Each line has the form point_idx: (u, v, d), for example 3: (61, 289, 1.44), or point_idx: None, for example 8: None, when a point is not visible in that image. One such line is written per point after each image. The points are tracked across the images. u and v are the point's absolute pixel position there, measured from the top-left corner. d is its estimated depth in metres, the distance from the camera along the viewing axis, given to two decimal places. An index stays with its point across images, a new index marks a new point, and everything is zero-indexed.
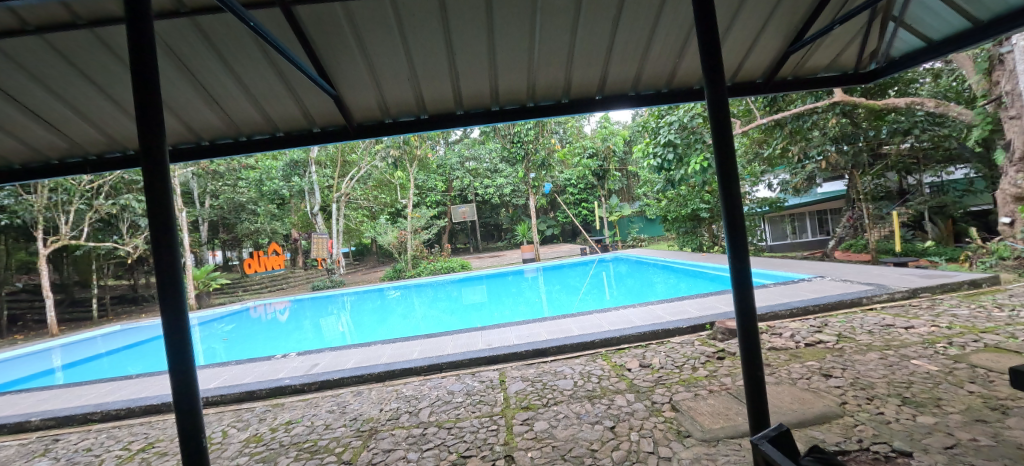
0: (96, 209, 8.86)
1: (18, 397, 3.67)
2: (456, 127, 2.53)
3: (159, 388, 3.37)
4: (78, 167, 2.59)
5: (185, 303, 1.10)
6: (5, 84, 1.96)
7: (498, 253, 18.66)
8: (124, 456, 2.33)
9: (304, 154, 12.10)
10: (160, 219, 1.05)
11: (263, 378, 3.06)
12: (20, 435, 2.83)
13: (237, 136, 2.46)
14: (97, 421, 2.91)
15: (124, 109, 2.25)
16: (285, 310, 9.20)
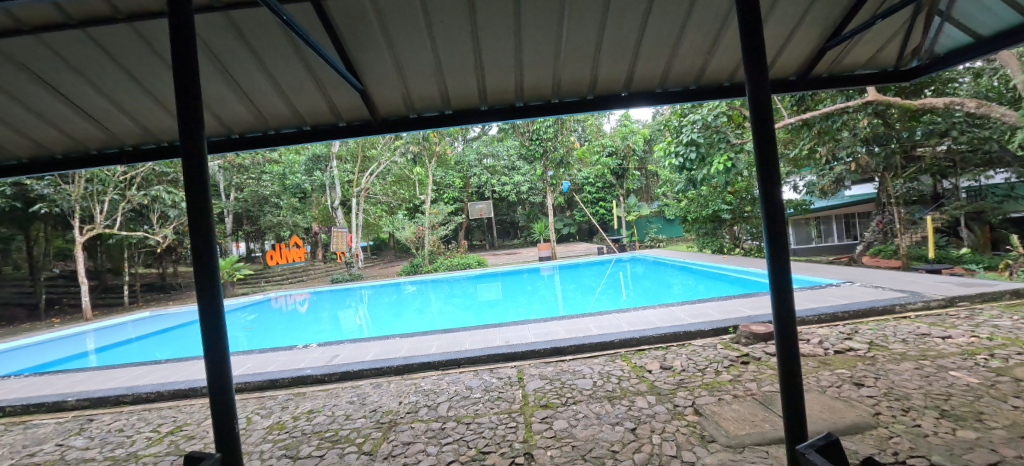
0: (129, 199, 9.19)
1: (55, 377, 3.83)
2: (478, 124, 2.52)
3: (187, 374, 3.47)
4: (115, 157, 2.66)
5: (220, 291, 1.12)
6: (48, 76, 2.03)
7: (515, 251, 18.77)
8: (155, 438, 2.41)
9: (326, 148, 12.37)
10: (200, 214, 1.08)
11: (284, 367, 3.12)
12: (58, 414, 2.96)
13: (265, 129, 2.51)
14: (129, 403, 3.02)
15: (161, 104, 2.32)
16: (304, 301, 9.44)
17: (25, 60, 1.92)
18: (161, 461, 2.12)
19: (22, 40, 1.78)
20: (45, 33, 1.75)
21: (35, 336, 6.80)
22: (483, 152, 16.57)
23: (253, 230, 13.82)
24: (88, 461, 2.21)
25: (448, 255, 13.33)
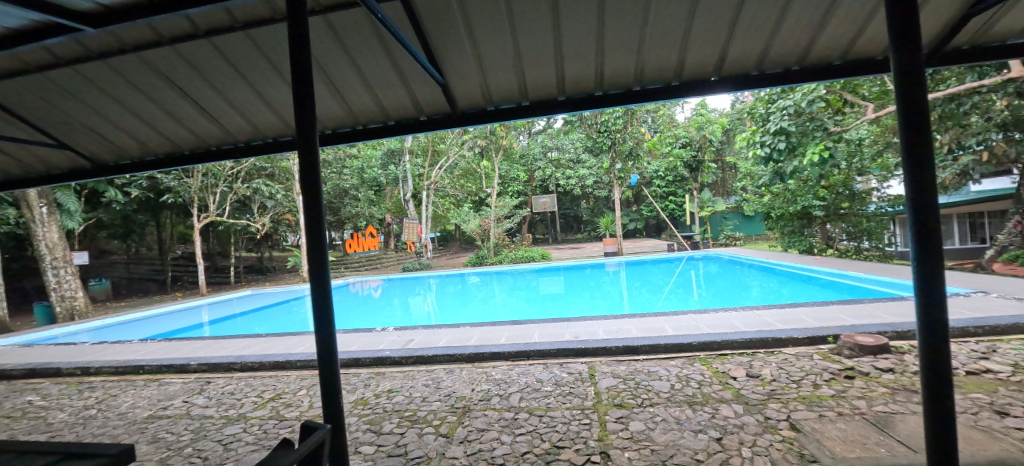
0: (235, 191, 10.46)
1: (181, 343, 4.49)
2: (554, 115, 2.48)
3: (282, 348, 3.87)
4: (229, 152, 3.00)
5: (328, 270, 1.23)
6: (182, 82, 2.38)
7: (578, 245, 18.54)
8: (260, 402, 2.72)
9: (399, 144, 13.12)
10: (312, 203, 1.18)
11: (366, 347, 3.36)
12: (184, 375, 3.45)
13: (354, 124, 2.68)
14: (237, 370, 3.44)
15: (268, 104, 2.58)
16: (378, 287, 10.14)
17: (164, 67, 2.26)
18: (266, 424, 2.39)
19: (163, 51, 2.11)
20: (181, 44, 2.06)
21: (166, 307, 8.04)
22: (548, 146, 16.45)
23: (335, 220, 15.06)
24: (210, 417, 2.56)
25: (513, 247, 13.50)
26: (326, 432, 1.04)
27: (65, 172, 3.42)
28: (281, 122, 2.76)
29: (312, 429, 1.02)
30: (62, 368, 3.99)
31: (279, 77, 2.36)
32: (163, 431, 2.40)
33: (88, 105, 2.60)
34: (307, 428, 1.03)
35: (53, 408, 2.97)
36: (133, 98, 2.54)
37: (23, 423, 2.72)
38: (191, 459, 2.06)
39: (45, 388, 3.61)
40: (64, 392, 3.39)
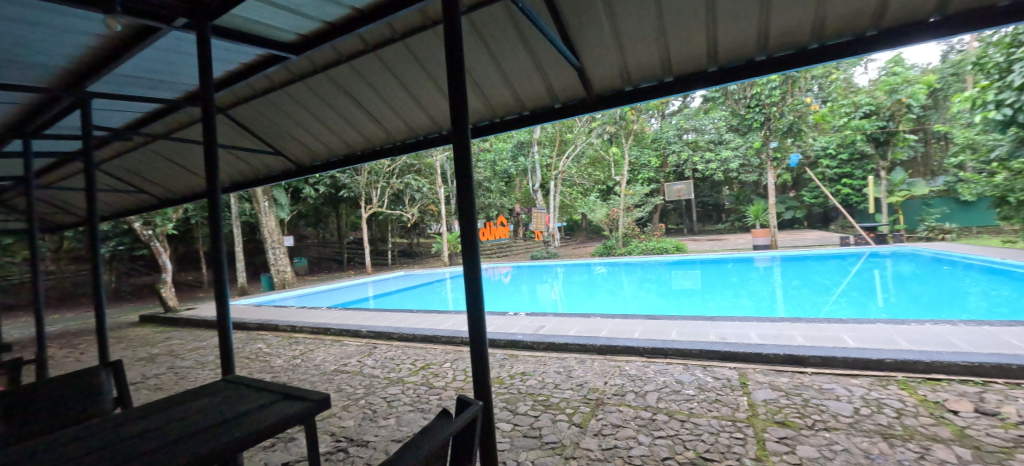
0: (392, 186, 12.40)
1: (357, 312, 5.59)
2: (702, 89, 2.24)
3: (429, 323, 4.47)
4: (390, 151, 3.56)
5: (478, 257, 1.35)
6: (359, 92, 2.99)
7: (720, 237, 16.72)
8: (415, 368, 3.23)
9: (529, 135, 13.88)
10: (464, 191, 1.30)
11: (503, 330, 3.63)
12: (359, 338, 4.29)
13: (493, 118, 2.86)
14: (396, 339, 4.11)
15: (419, 104, 3.00)
16: (509, 274, 10.79)
17: (344, 80, 2.89)
18: (420, 389, 2.80)
19: (345, 67, 2.70)
20: (356, 59, 2.61)
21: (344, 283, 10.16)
22: (684, 127, 15.15)
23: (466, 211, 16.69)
24: (377, 376, 3.12)
25: (644, 238, 12.94)
26: (479, 409, 1.04)
27: (278, 174, 4.53)
28: (430, 121, 3.18)
29: (467, 403, 1.05)
30: (277, 326, 5.32)
31: (428, 79, 2.76)
32: (344, 384, 3.01)
33: (295, 120, 3.46)
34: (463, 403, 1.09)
35: (272, 356, 4.01)
36: (321, 110, 3.29)
37: (257, 365, 3.73)
38: (363, 410, 2.55)
39: (269, 339, 4.88)
40: (279, 344, 4.51)
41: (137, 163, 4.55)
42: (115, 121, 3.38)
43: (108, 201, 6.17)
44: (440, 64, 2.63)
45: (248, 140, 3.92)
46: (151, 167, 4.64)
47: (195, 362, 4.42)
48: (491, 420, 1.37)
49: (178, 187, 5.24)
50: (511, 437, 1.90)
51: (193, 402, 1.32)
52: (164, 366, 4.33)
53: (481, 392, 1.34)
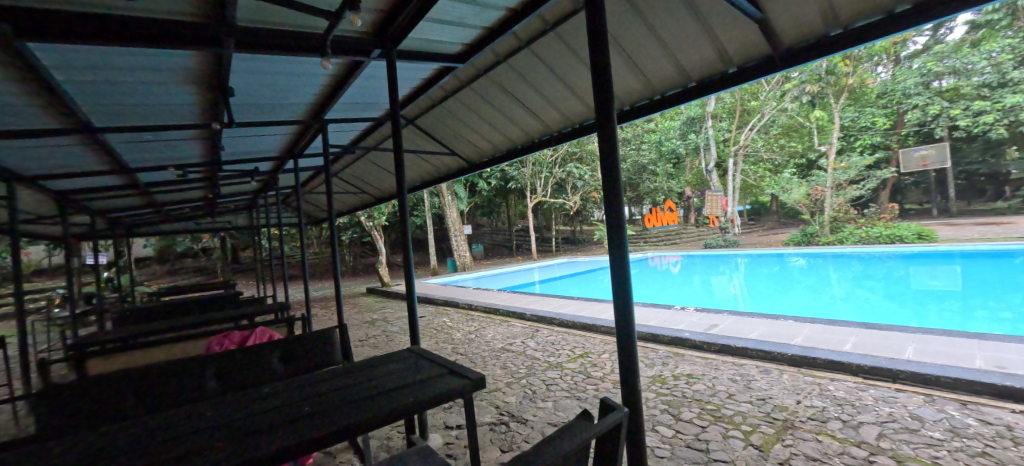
0: (553, 173, 17.12)
1: (531, 298, 7.12)
2: (969, 10, 1.54)
3: (585, 313, 5.50)
4: (548, 142, 3.87)
5: (625, 238, 1.39)
6: (519, 91, 3.26)
7: (997, 221, 12.40)
8: (572, 356, 4.01)
9: (701, 110, 16.87)
10: (611, 187, 1.36)
11: (673, 335, 4.26)
12: (525, 320, 5.71)
13: (652, 95, 2.77)
14: (557, 323, 5.34)
15: (574, 93, 3.09)
16: (682, 262, 14.35)
17: (503, 80, 3.17)
18: (576, 377, 3.45)
19: (503, 66, 2.94)
20: (512, 57, 2.82)
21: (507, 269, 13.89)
22: (934, 70, 12.86)
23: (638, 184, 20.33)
24: (538, 359, 4.01)
25: (859, 222, 12.42)
26: (624, 416, 0.98)
27: (453, 171, 5.35)
28: (585, 107, 3.27)
29: (613, 408, 1.00)
30: (458, 303, 7.18)
31: (580, 65, 2.75)
32: (509, 362, 3.99)
33: (466, 123, 4.01)
34: (604, 405, 1.04)
35: (454, 329, 5.58)
36: (487, 111, 3.72)
37: (444, 336, 5.23)
38: (524, 389, 3.28)
39: (453, 314, 6.73)
40: (458, 320, 6.20)
41: (359, 172, 6.01)
42: (343, 140, 4.50)
43: (345, 202, 8.41)
44: (582, 37, 2.48)
45: (432, 145, 4.75)
46: (367, 174, 6.07)
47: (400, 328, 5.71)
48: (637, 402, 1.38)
49: (385, 188, 6.73)
50: (672, 445, 2.26)
51: (390, 362, 1.92)
52: (381, 328, 5.74)
53: (627, 377, 1.39)
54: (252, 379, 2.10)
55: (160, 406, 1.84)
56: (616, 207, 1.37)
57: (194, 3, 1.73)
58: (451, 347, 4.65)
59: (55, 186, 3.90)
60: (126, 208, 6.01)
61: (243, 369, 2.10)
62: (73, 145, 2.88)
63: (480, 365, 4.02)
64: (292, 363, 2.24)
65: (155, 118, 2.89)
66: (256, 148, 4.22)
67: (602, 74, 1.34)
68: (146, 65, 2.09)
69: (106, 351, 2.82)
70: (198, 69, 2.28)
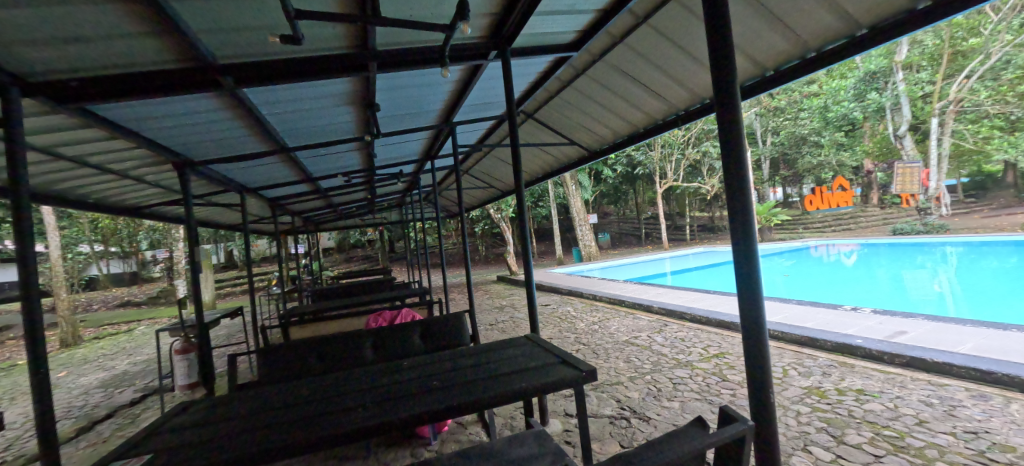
0: (689, 156, 16.02)
1: (660, 290, 6.80)
2: None
3: (723, 308, 5.01)
4: (674, 122, 3.68)
5: (754, 237, 1.21)
6: (639, 71, 3.14)
7: None
8: (705, 356, 3.71)
9: (886, 62, 13.81)
10: (734, 172, 1.21)
11: (840, 340, 3.62)
12: (652, 313, 5.48)
13: (804, 54, 2.47)
14: (688, 319, 4.97)
15: (704, 66, 2.88)
16: (854, 254, 12.00)
17: (620, 62, 3.08)
18: (709, 379, 3.18)
19: (620, 47, 2.85)
20: (628, 37, 2.70)
21: (641, 258, 13.75)
22: None
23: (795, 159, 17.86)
24: (664, 356, 3.82)
25: None
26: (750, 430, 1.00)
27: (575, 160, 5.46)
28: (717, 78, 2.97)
29: (734, 419, 1.05)
30: (582, 293, 7.31)
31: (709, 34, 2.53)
32: (633, 356, 3.90)
33: (584, 111, 4.02)
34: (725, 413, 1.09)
35: (577, 318, 5.71)
36: (605, 97, 3.67)
37: (567, 325, 5.40)
38: (649, 386, 3.18)
39: (576, 303, 6.91)
40: (582, 309, 6.34)
41: (487, 168, 6.54)
42: (471, 140, 4.96)
43: (476, 197, 9.35)
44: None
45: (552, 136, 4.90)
46: (493, 168, 6.56)
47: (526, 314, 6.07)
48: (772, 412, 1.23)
49: (509, 181, 7.20)
50: None
51: (509, 348, 2.11)
52: (509, 314, 6.21)
53: (757, 388, 1.26)
54: (400, 349, 2.58)
55: (340, 363, 2.44)
56: (742, 200, 1.21)
57: (345, 38, 2.20)
58: (575, 335, 4.80)
59: (274, 193, 5.30)
60: (319, 208, 7.79)
61: (394, 341, 2.59)
62: (280, 161, 3.88)
63: (603, 356, 4.05)
64: (430, 340, 2.64)
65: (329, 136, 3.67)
66: (401, 154, 4.97)
67: (723, 57, 1.21)
68: (320, 93, 2.72)
69: (309, 319, 3.77)
70: (354, 91, 2.82)
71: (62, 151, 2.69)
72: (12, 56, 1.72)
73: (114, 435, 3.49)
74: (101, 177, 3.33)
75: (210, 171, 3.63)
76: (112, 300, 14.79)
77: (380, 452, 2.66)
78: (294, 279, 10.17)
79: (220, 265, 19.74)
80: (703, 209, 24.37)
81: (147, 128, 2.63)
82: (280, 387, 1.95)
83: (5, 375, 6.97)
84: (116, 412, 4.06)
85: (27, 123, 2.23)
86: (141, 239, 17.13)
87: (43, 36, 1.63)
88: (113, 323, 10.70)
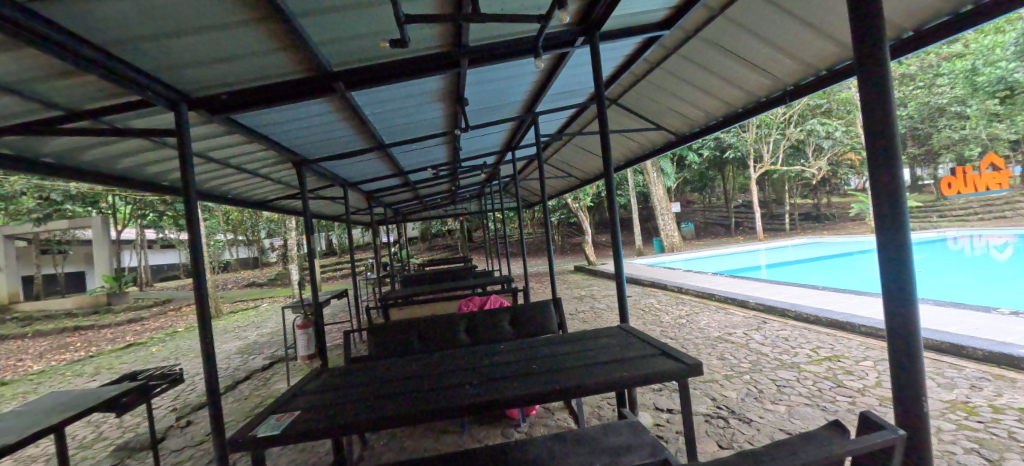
0: (790, 135, 14.39)
1: (756, 284, 6.27)
2: None
3: (836, 307, 4.47)
4: (779, 99, 3.32)
5: (906, 216, 0.94)
6: (741, 45, 2.87)
7: None
8: (814, 358, 3.35)
9: None
10: (880, 136, 0.95)
11: (994, 347, 3.05)
12: (748, 309, 5.08)
13: (957, 9, 2.09)
14: (792, 317, 4.52)
15: (822, 34, 2.54)
16: (1005, 247, 9.99)
17: (718, 36, 2.84)
18: (821, 383, 2.87)
19: (718, 20, 2.63)
20: (729, 8, 2.48)
21: (734, 249, 12.81)
22: None
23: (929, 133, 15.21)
24: (765, 355, 3.53)
25: None
26: (900, 440, 0.81)
27: (661, 146, 5.20)
28: (836, 46, 2.62)
29: (878, 426, 0.85)
30: (666, 285, 7.00)
31: None
32: (728, 353, 3.66)
33: (672, 92, 3.80)
34: (865, 419, 0.90)
35: (662, 311, 5.50)
36: (697, 76, 3.44)
37: (652, 317, 5.22)
38: (748, 386, 2.95)
39: (659, 295, 6.65)
40: (666, 302, 6.09)
41: (566, 156, 6.49)
42: (551, 129, 4.97)
43: (555, 186, 9.38)
44: None
45: (634, 121, 4.72)
46: (573, 157, 6.51)
47: (605, 306, 5.99)
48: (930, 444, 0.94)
49: (588, 169, 7.11)
50: None
51: (602, 337, 2.09)
52: (589, 305, 6.18)
53: (909, 412, 0.97)
54: (492, 333, 2.71)
55: (439, 344, 2.64)
56: (890, 171, 0.94)
57: (439, 37, 2.31)
58: (660, 329, 4.64)
59: (368, 187, 5.83)
60: (406, 200, 8.40)
61: (487, 326, 2.72)
62: (377, 157, 4.25)
63: (693, 351, 3.86)
64: (520, 328, 2.74)
65: (421, 132, 3.93)
66: (482, 146, 5.14)
67: None
68: (414, 92, 2.91)
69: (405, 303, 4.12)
70: (445, 88, 2.98)
71: (214, 155, 3.23)
72: (180, 77, 2.08)
73: (252, 394, 4.16)
74: (240, 175, 3.94)
75: (321, 169, 4.09)
76: (243, 280, 17.56)
77: (474, 429, 2.83)
78: (384, 266, 11.13)
79: (323, 252, 22.36)
80: (803, 195, 21.79)
81: (276, 132, 3.04)
82: (391, 362, 2.16)
83: (174, 339, 8.68)
84: (253, 374, 4.84)
85: (193, 132, 2.72)
86: (263, 229, 20.02)
87: (202, 57, 1.94)
88: (245, 300, 12.72)
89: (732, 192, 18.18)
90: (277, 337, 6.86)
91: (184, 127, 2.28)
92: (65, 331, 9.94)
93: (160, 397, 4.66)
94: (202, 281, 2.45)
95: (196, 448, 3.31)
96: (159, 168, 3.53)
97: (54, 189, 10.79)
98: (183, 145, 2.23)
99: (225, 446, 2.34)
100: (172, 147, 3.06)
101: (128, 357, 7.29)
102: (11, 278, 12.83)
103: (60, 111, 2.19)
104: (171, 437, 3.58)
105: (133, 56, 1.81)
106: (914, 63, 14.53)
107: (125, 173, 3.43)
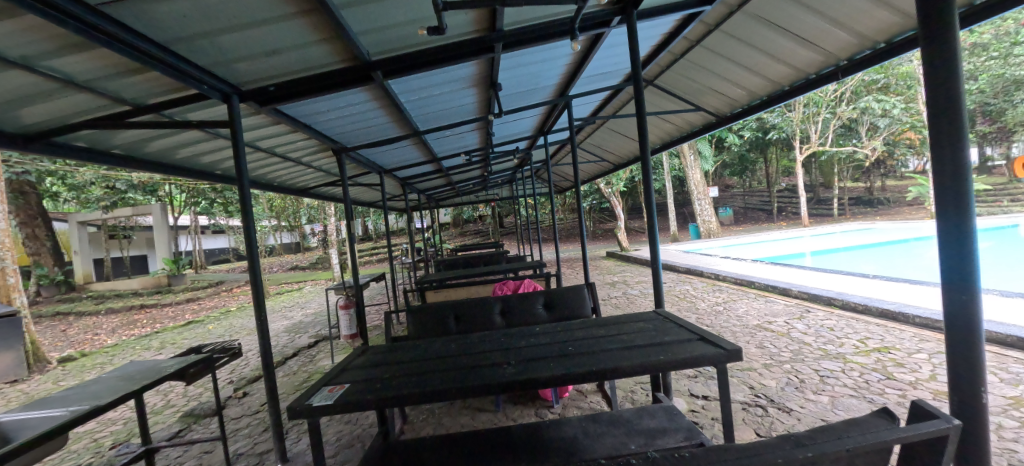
0: (841, 114, 13.40)
1: (802, 272, 5.99)
2: None
3: (888, 296, 4.22)
4: (831, 75, 3.11)
5: (972, 206, 0.89)
6: (788, 17, 2.70)
7: None
8: (862, 349, 3.20)
9: None
10: (946, 121, 0.89)
11: None
12: (790, 298, 4.90)
13: None
14: (839, 306, 4.32)
15: (880, 3, 2.34)
16: None
17: (765, 10, 2.69)
18: (867, 375, 2.75)
19: None
20: None
21: (775, 235, 12.35)
22: None
23: (1001, 109, 13.71)
24: (807, 345, 3.40)
25: None
26: (956, 431, 0.75)
27: (700, 127, 5.02)
28: (897, 16, 2.41)
29: (931, 415, 0.81)
30: (702, 272, 6.83)
31: None
32: (767, 342, 3.56)
33: (712, 71, 3.65)
34: (917, 410, 0.86)
35: (698, 298, 5.39)
36: (739, 53, 3.27)
37: (687, 304, 5.14)
38: (788, 375, 2.88)
39: (695, 282, 6.49)
40: (703, 289, 5.94)
41: (599, 140, 6.37)
42: (584, 113, 4.90)
43: (588, 170, 9.25)
44: None
45: (673, 103, 4.58)
46: (606, 141, 6.38)
47: (639, 292, 5.94)
48: (987, 439, 0.90)
49: (621, 153, 6.96)
50: None
51: (638, 321, 2.10)
52: (622, 291, 6.14)
53: (959, 399, 0.95)
54: (527, 316, 2.76)
55: (474, 326, 2.72)
56: (954, 154, 0.89)
57: (473, 24, 2.33)
58: (696, 316, 4.55)
59: (403, 174, 5.99)
60: (439, 186, 8.57)
61: (521, 309, 2.78)
62: (412, 144, 4.36)
63: (731, 339, 3.78)
64: (552, 311, 2.78)
65: (453, 118, 3.98)
66: (513, 131, 5.15)
67: None
68: (447, 78, 2.94)
69: (440, 287, 4.26)
70: (479, 73, 3.00)
71: (261, 144, 3.41)
72: (232, 71, 2.21)
73: (301, 369, 4.48)
74: (284, 164, 4.14)
75: (359, 157, 4.25)
76: (287, 263, 18.61)
77: (509, 408, 2.92)
78: (418, 251, 11.47)
79: (361, 237, 23.27)
80: (855, 178, 20.33)
81: (319, 122, 3.16)
82: (431, 341, 2.26)
83: (227, 317, 9.37)
84: (300, 352, 5.18)
85: (242, 123, 2.88)
86: (304, 214, 20.99)
87: (252, 52, 2.05)
88: (290, 282, 13.50)
89: (773, 174, 17.38)
90: (320, 317, 7.28)
91: (236, 117, 2.43)
92: (133, 309, 10.95)
93: (220, 370, 5.09)
94: (258, 262, 2.62)
95: (253, 417, 3.62)
96: (212, 158, 3.76)
97: (119, 179, 11.75)
98: (235, 134, 2.38)
99: (279, 415, 2.54)
100: (223, 138, 3.25)
101: (188, 334, 7.95)
102: (86, 260, 14.19)
103: (128, 106, 2.38)
104: (231, 406, 3.92)
105: (192, 54, 1.94)
106: (987, 31, 12.82)
107: (183, 163, 3.69)
